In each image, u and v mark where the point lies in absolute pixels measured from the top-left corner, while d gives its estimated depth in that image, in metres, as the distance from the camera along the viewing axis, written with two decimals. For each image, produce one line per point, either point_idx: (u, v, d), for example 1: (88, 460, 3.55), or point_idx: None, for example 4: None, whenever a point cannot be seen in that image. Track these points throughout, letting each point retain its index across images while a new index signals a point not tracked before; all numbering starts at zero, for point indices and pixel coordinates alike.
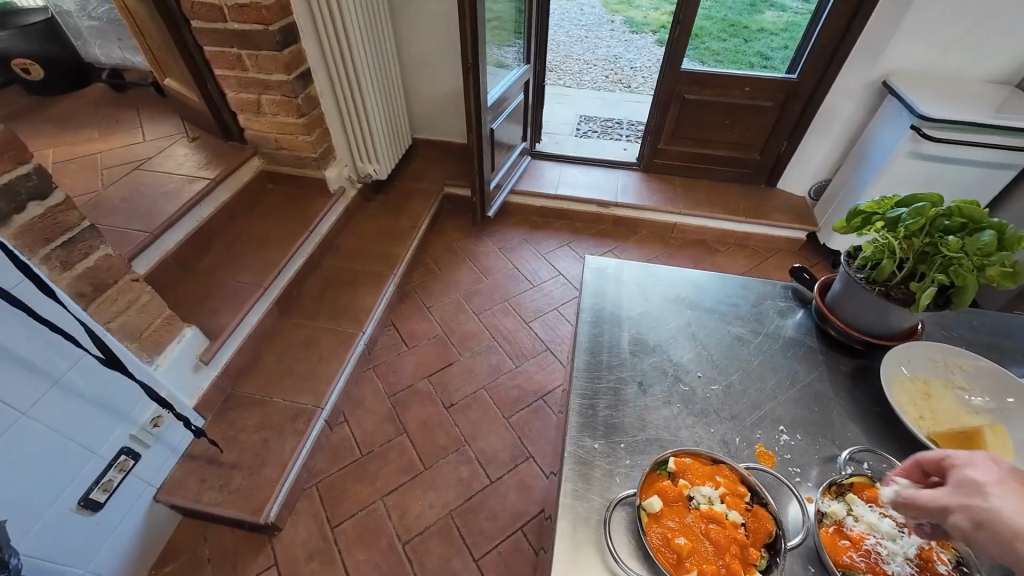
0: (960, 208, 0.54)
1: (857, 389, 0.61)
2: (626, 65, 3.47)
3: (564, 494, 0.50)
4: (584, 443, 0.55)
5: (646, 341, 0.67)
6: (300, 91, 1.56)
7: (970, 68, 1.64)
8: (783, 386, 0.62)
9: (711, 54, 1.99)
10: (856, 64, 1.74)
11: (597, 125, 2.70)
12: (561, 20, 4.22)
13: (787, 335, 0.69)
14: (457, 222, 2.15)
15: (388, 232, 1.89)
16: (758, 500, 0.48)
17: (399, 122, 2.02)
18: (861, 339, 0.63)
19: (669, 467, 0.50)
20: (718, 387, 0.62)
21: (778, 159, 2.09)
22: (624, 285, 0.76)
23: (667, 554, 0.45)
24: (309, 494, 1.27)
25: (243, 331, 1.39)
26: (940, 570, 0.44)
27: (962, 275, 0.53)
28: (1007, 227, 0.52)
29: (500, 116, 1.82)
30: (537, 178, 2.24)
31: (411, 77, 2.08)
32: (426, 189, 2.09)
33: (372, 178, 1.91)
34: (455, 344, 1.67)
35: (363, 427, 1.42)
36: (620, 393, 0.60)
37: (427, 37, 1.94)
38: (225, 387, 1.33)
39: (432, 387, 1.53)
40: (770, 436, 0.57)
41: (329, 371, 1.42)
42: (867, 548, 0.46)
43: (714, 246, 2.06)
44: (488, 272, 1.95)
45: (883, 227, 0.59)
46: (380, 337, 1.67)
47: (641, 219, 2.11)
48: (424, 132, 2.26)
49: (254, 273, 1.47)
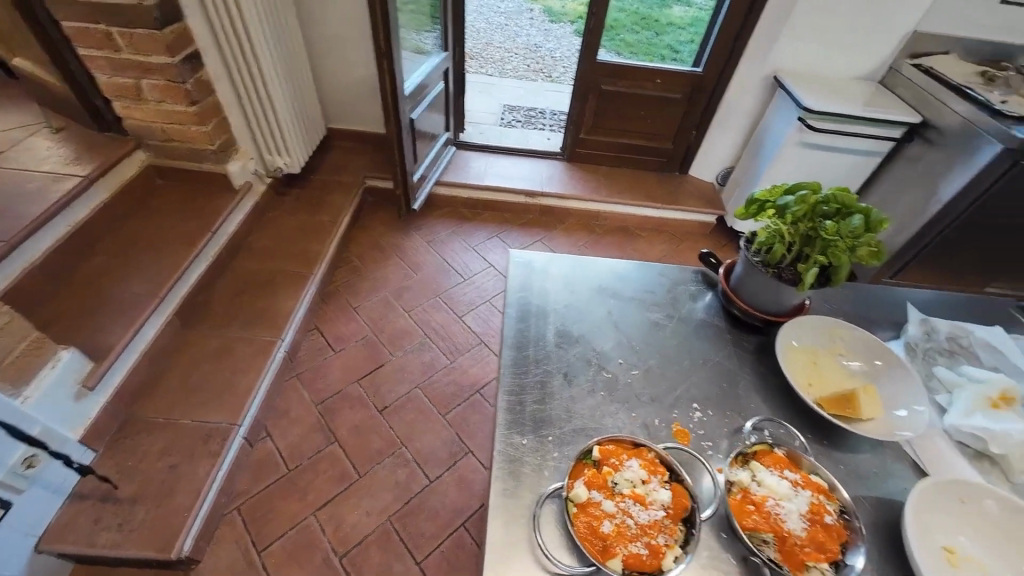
0: (836, 192, 0.60)
1: (759, 363, 0.67)
2: (548, 55, 3.50)
3: (494, 494, 0.50)
4: (513, 440, 0.55)
5: (571, 333, 0.68)
6: (189, 75, 1.38)
7: (843, 65, 1.84)
8: (695, 366, 0.66)
9: (625, 46, 2.05)
10: (753, 59, 1.88)
11: (521, 115, 2.71)
12: (479, 7, 4.15)
13: (698, 317, 0.73)
14: (381, 215, 2.07)
15: (305, 229, 1.76)
16: (675, 477, 0.50)
17: (310, 110, 1.88)
18: (761, 317, 0.69)
19: (594, 456, 0.51)
20: (638, 371, 0.64)
21: (688, 148, 2.22)
22: (549, 279, 0.76)
23: (594, 542, 0.45)
24: (230, 519, 1.17)
25: (136, 348, 1.23)
26: (829, 521, 0.48)
27: (838, 256, 0.59)
28: (872, 213, 0.59)
29: (420, 105, 1.76)
30: (463, 169, 2.20)
31: (320, 61, 1.94)
32: (345, 182, 1.98)
33: (284, 171, 1.78)
34: (385, 343, 1.61)
35: (289, 439, 1.33)
36: (547, 386, 0.61)
37: (336, 18, 1.81)
38: (118, 413, 1.17)
39: (363, 391, 1.47)
40: (685, 414, 0.60)
41: (245, 383, 1.31)
42: (769, 510, 0.48)
43: (636, 232, 2.16)
44: (417, 266, 1.89)
45: (775, 214, 0.64)
46: (302, 342, 1.56)
47: (566, 208, 2.16)
48: (340, 121, 2.13)
49: (146, 282, 1.31)
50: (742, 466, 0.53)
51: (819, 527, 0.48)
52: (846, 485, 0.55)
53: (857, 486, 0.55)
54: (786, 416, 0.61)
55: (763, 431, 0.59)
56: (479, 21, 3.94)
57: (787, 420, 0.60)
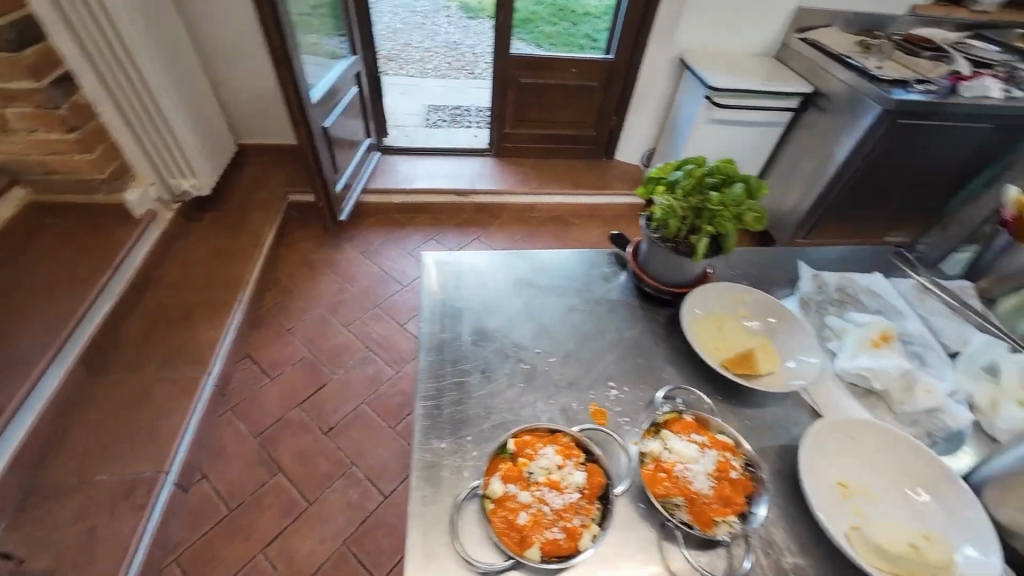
0: (719, 163, 0.64)
1: (670, 334, 0.70)
2: (468, 51, 3.48)
3: (412, 503, 0.49)
4: (431, 445, 0.54)
5: (487, 329, 0.68)
6: (61, 99, 1.26)
7: (740, 43, 1.95)
8: (611, 345, 0.67)
9: (545, 38, 2.09)
10: (658, 43, 1.96)
11: (447, 114, 2.68)
12: (394, 8, 4.06)
13: (612, 297, 0.75)
14: (308, 230, 1.98)
15: (224, 253, 1.66)
16: (591, 458, 0.51)
17: (215, 126, 1.77)
18: (669, 291, 0.72)
19: (510, 449, 0.51)
20: (556, 358, 0.65)
21: (611, 133, 2.28)
22: (464, 276, 0.75)
23: (511, 536, 0.45)
24: (169, 573, 1.08)
25: (34, 405, 1.12)
26: (733, 476, 0.51)
27: (723, 225, 0.63)
28: (750, 183, 0.63)
29: (332, 111, 1.69)
30: (390, 174, 2.15)
31: (221, 74, 1.83)
32: (264, 199, 1.88)
33: (192, 194, 1.66)
34: (325, 362, 1.55)
35: (228, 477, 1.25)
36: (464, 386, 0.60)
37: (231, 27, 1.72)
38: (20, 480, 1.06)
39: (306, 415, 1.40)
40: (602, 394, 0.61)
41: (169, 425, 1.22)
42: (679, 475, 0.50)
43: (571, 220, 2.20)
44: (352, 278, 1.83)
45: (667, 190, 0.67)
46: (233, 373, 1.47)
47: (500, 203, 2.16)
48: (252, 136, 2.02)
49: (38, 332, 1.18)
50: (654, 436, 0.54)
51: (725, 483, 0.50)
52: (753, 439, 0.58)
53: (762, 438, 0.58)
54: (697, 382, 0.64)
55: (675, 399, 0.61)
56: (396, 21, 3.85)
57: (697, 386, 0.63)
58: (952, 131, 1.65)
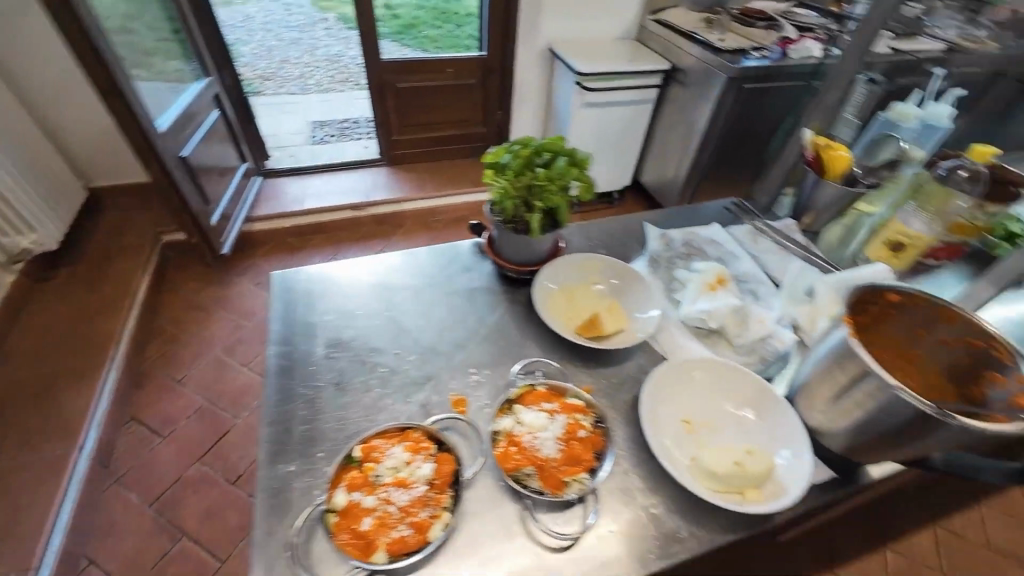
0: (547, 140, 0.67)
1: (531, 312, 0.71)
2: (351, 63, 3.38)
3: (256, 535, 0.46)
4: (278, 471, 0.51)
5: (343, 339, 0.65)
6: None
7: (602, 29, 2.06)
8: (473, 333, 0.68)
9: (431, 42, 2.15)
10: (526, 36, 2.02)
11: (333, 128, 2.58)
12: (266, 24, 3.84)
13: (475, 285, 0.75)
14: (191, 270, 1.83)
15: (87, 310, 1.48)
16: (442, 448, 0.51)
17: (53, 171, 1.58)
18: (532, 271, 0.73)
19: (356, 457, 0.49)
20: (415, 355, 0.64)
21: (499, 128, 2.33)
22: (317, 290, 0.72)
23: (356, 544, 0.44)
24: None
25: None
26: (582, 435, 0.53)
27: (551, 199, 0.65)
28: (572, 157, 0.66)
29: (188, 141, 1.55)
30: (277, 198, 2.04)
31: (54, 113, 1.63)
32: (132, 244, 1.71)
33: (36, 251, 1.47)
34: (226, 407, 1.44)
35: (122, 556, 1.12)
36: (317, 402, 0.58)
37: (53, 60, 1.54)
38: None
39: (209, 469, 1.29)
40: (463, 382, 0.61)
41: (35, 513, 1.07)
42: (528, 446, 0.51)
43: (475, 218, 2.20)
44: (248, 313, 1.71)
45: (498, 171, 0.68)
46: (117, 440, 1.32)
47: (400, 212, 2.12)
48: (103, 178, 1.79)
49: None
50: (508, 412, 0.55)
51: (573, 443, 0.52)
52: (608, 396, 0.61)
53: (616, 393, 0.61)
54: (556, 354, 0.66)
55: (535, 373, 0.63)
56: (269, 38, 3.65)
57: (556, 358, 0.65)
58: (789, 89, 1.84)
